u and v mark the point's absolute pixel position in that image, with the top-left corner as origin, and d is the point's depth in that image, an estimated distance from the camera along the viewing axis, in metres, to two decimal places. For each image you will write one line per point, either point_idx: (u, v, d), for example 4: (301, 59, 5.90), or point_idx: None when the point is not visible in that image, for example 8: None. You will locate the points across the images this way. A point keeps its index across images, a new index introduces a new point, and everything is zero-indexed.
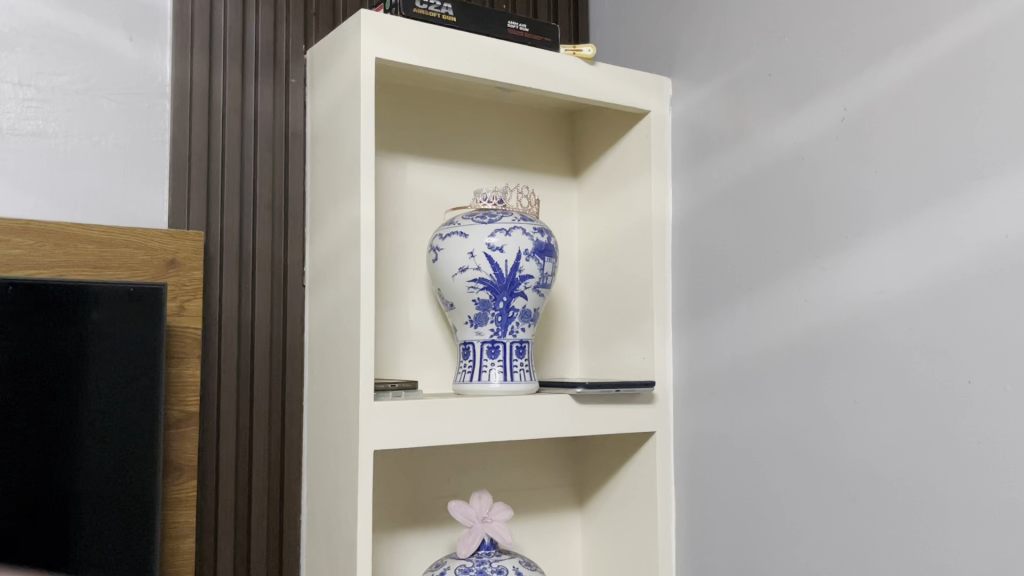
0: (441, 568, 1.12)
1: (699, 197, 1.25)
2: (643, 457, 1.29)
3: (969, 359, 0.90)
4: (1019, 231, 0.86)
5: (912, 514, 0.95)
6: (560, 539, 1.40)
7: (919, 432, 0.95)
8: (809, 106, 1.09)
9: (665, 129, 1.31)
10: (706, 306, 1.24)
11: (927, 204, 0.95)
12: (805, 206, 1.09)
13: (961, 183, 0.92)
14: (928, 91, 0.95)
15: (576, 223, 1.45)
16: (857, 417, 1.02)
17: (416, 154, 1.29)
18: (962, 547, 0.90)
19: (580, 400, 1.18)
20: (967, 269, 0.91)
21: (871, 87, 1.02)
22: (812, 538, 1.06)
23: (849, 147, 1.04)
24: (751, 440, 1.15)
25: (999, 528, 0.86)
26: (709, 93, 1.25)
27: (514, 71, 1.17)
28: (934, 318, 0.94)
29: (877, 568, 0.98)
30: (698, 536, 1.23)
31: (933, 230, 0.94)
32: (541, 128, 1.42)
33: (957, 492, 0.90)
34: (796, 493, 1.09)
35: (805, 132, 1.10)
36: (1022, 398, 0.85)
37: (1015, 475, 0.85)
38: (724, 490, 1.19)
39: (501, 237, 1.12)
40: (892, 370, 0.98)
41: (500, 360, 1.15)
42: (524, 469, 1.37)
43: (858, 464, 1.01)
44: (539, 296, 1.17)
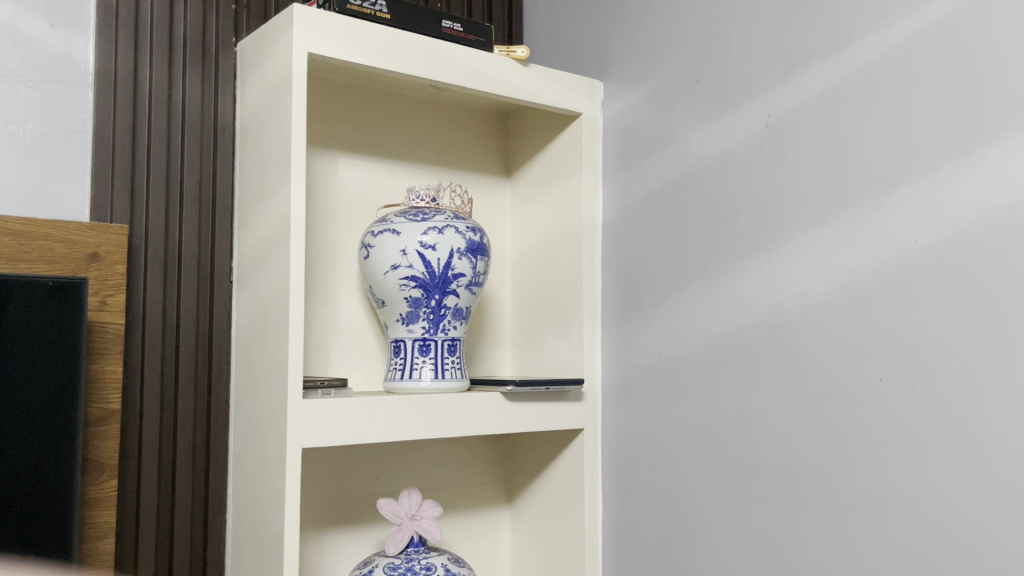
0: (369, 565, 1.11)
1: (629, 198, 1.28)
2: (571, 455, 1.31)
3: (881, 358, 0.94)
4: (929, 237, 0.91)
5: (827, 506, 0.99)
6: (489, 535, 1.41)
7: (834, 428, 0.99)
8: (733, 112, 1.13)
9: (597, 131, 1.33)
10: (634, 306, 1.26)
11: (845, 210, 0.99)
12: (729, 209, 1.13)
13: (876, 190, 0.96)
14: (846, 101, 0.99)
15: (509, 222, 1.46)
16: (776, 414, 1.05)
17: (348, 150, 1.28)
18: (873, 538, 0.94)
19: (510, 397, 1.19)
20: (880, 273, 0.95)
21: (793, 95, 1.05)
22: (732, 531, 1.10)
23: (771, 154, 1.08)
24: (676, 436, 1.18)
25: (907, 519, 0.91)
26: (640, 97, 1.27)
27: (449, 70, 1.17)
28: (849, 319, 0.98)
29: (793, 559, 1.02)
30: (624, 531, 1.25)
31: (849, 235, 0.98)
32: (475, 127, 1.43)
33: (869, 486, 0.95)
34: (718, 488, 1.12)
35: (730, 138, 1.13)
36: (929, 396, 0.90)
37: (922, 469, 0.90)
38: (650, 486, 1.22)
39: (434, 235, 1.13)
40: (810, 369, 1.02)
41: (432, 358, 1.15)
42: (453, 467, 1.38)
43: (777, 460, 1.05)
44: (471, 294, 1.18)
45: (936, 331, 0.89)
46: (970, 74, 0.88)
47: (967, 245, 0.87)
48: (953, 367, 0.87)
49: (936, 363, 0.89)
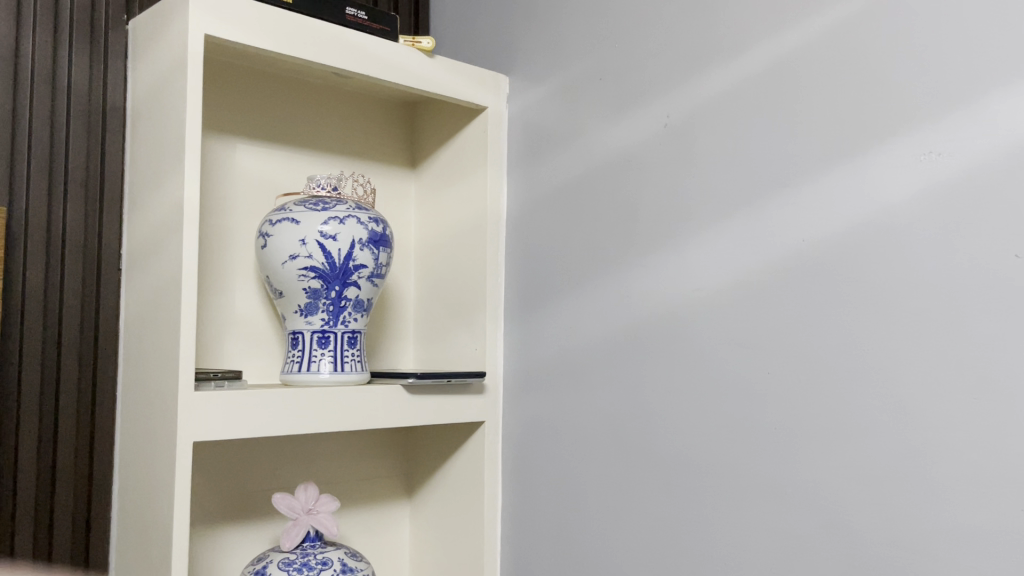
0: (264, 561, 1.09)
1: (534, 193, 1.29)
2: (472, 448, 1.31)
3: (770, 352, 0.98)
4: (815, 236, 0.95)
5: (717, 495, 1.02)
6: (387, 530, 1.40)
7: (724, 419, 1.02)
8: (635, 111, 1.15)
9: (502, 126, 1.34)
10: (536, 300, 1.27)
11: (739, 209, 1.02)
12: (630, 206, 1.15)
13: (768, 190, 0.99)
14: (743, 103, 1.03)
15: (413, 215, 1.45)
16: (671, 406, 1.08)
17: (246, 136, 1.25)
18: (759, 525, 0.98)
19: (411, 390, 1.18)
20: (771, 270, 0.98)
21: (692, 96, 1.08)
22: (627, 521, 1.12)
23: (670, 153, 1.10)
24: (575, 428, 1.20)
25: (791, 506, 0.95)
26: (545, 93, 1.28)
27: (354, 58, 1.15)
28: (739, 314, 1.01)
29: (684, 548, 1.05)
30: (524, 523, 1.26)
31: (741, 233, 1.02)
32: (379, 117, 1.42)
33: (757, 476, 0.98)
34: (614, 479, 1.14)
35: (631, 136, 1.15)
36: (813, 389, 0.94)
37: (807, 459, 0.94)
38: (549, 477, 1.23)
39: (334, 224, 1.11)
40: (701, 362, 1.05)
41: (331, 350, 1.14)
42: (352, 461, 1.36)
43: (671, 452, 1.07)
44: (372, 285, 1.16)
45: (821, 326, 0.93)
46: (856, 81, 0.92)
47: (851, 244, 0.92)
48: (837, 360, 0.92)
49: (821, 356, 0.93)
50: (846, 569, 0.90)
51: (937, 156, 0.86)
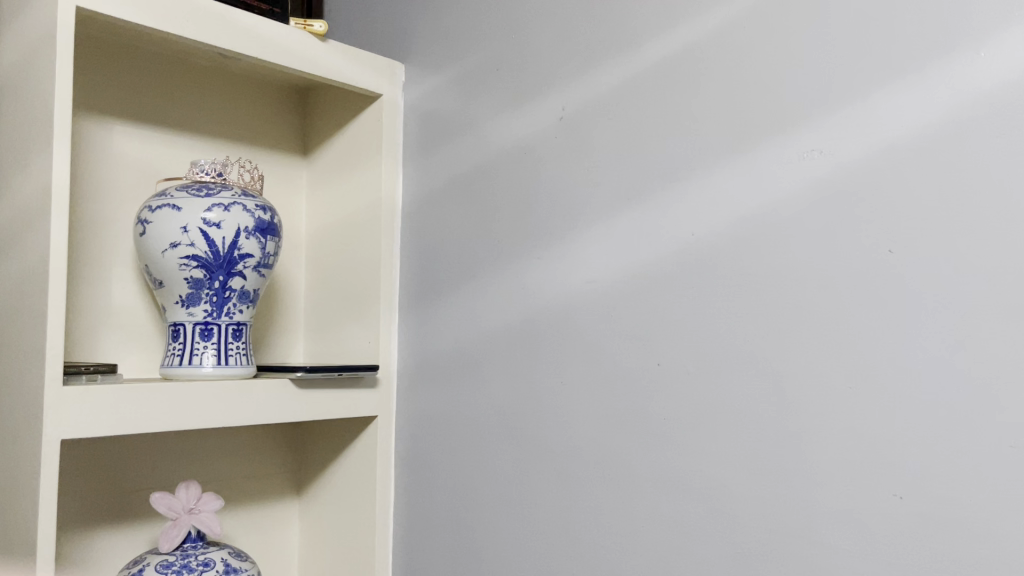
0: (140, 564, 1.04)
1: (429, 183, 1.27)
2: (363, 444, 1.28)
3: (659, 344, 0.99)
4: (704, 231, 0.96)
5: (606, 486, 1.03)
6: (274, 529, 1.36)
7: (615, 410, 1.03)
8: (530, 103, 1.15)
9: (397, 114, 1.32)
10: (430, 291, 1.25)
11: (631, 203, 1.03)
12: (524, 198, 1.14)
13: (659, 185, 1.01)
14: (637, 98, 1.04)
15: (304, 204, 1.41)
16: (563, 398, 1.08)
17: (125, 118, 1.18)
18: (648, 514, 0.99)
19: (299, 384, 1.15)
20: (661, 263, 1.00)
21: (587, 89, 1.08)
22: (520, 514, 1.11)
23: (565, 146, 1.10)
24: (469, 422, 1.18)
25: (679, 495, 0.96)
26: (441, 82, 1.26)
27: (242, 40, 1.11)
28: (630, 306, 1.02)
29: (576, 539, 1.05)
30: (415, 518, 1.24)
31: (633, 226, 1.03)
32: (268, 103, 1.37)
33: (645, 467, 1.00)
34: (506, 471, 1.13)
35: (527, 128, 1.15)
36: (701, 380, 0.95)
37: (694, 448, 0.96)
38: (442, 471, 1.21)
39: (218, 212, 1.07)
40: (594, 353, 1.05)
41: (214, 343, 1.09)
42: (236, 458, 1.32)
43: (562, 444, 1.08)
44: (259, 276, 1.13)
45: (708, 318, 0.95)
46: (745, 79, 0.94)
47: (737, 238, 0.94)
48: (723, 352, 0.94)
49: (708, 348, 0.95)
50: (731, 554, 0.92)
51: (818, 154, 0.89)
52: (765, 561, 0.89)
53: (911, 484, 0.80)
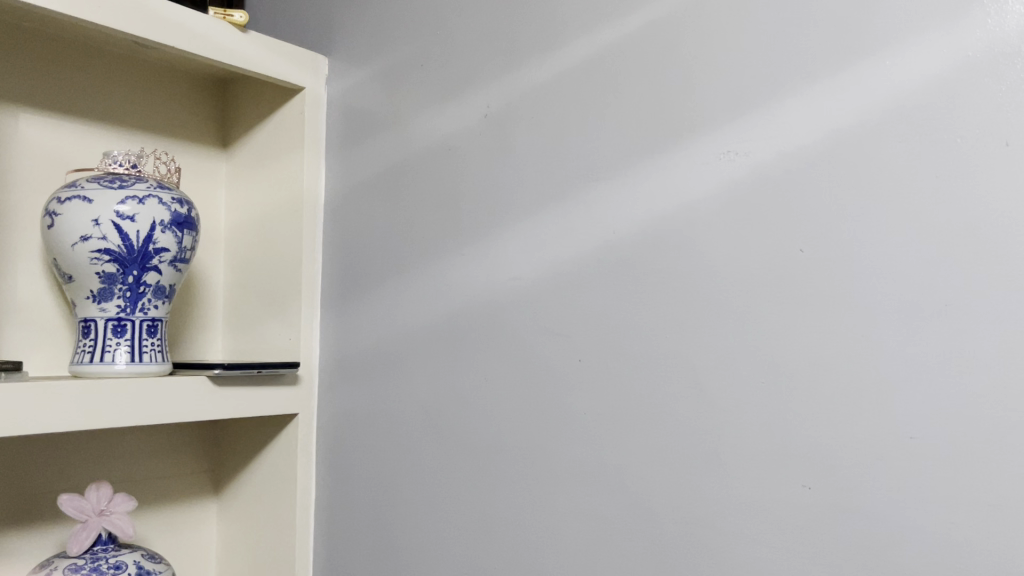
0: (47, 569, 1.01)
1: (352, 178, 1.25)
2: (283, 442, 1.26)
3: (580, 340, 1.01)
4: (625, 228, 0.98)
5: (527, 481, 1.04)
6: (188, 529, 1.33)
7: (536, 406, 1.04)
8: (455, 99, 1.15)
9: (320, 107, 1.30)
10: (353, 288, 1.24)
11: (554, 201, 1.04)
12: (449, 194, 1.14)
13: (582, 183, 1.02)
14: (561, 96, 1.05)
15: (223, 197, 1.38)
16: (486, 394, 1.08)
17: (32, 105, 1.14)
18: (568, 508, 1.00)
19: (217, 382, 1.12)
20: (583, 260, 1.01)
21: (512, 87, 1.09)
22: (442, 510, 1.11)
23: (489, 142, 1.11)
24: (392, 418, 1.17)
25: (599, 489, 0.98)
26: (366, 76, 1.25)
27: (158, 27, 1.08)
28: (552, 303, 1.03)
29: (497, 534, 1.06)
30: (336, 517, 1.23)
31: (556, 224, 1.04)
32: (186, 94, 1.34)
33: (566, 461, 1.01)
34: (428, 468, 1.13)
35: (451, 124, 1.15)
36: (621, 375, 0.97)
37: (614, 443, 0.97)
38: (364, 469, 1.20)
39: (132, 204, 1.03)
40: (516, 349, 1.06)
41: (128, 339, 1.06)
42: (151, 458, 1.28)
43: (484, 440, 1.08)
44: (175, 270, 1.10)
45: (629, 315, 0.97)
46: (665, 81, 0.96)
47: (657, 236, 0.96)
48: (643, 348, 0.96)
49: (628, 344, 0.97)
50: (648, 546, 0.94)
51: (735, 155, 0.91)
52: (680, 551, 0.92)
53: (820, 474, 0.84)
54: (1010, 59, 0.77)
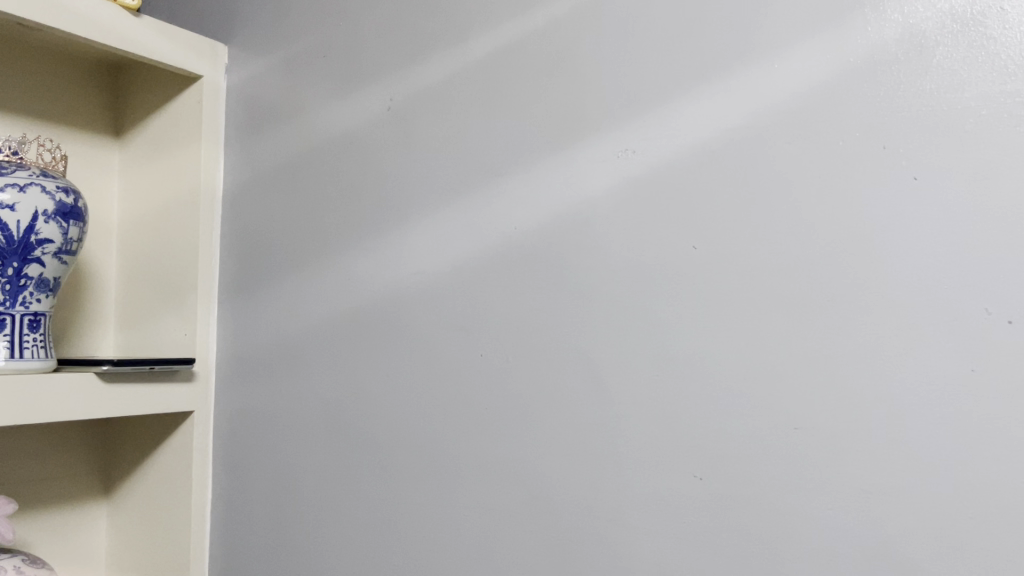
0: None
1: (252, 170, 1.23)
2: (177, 440, 1.23)
3: (481, 336, 1.01)
4: (526, 224, 0.99)
5: (427, 476, 1.03)
6: (76, 532, 1.28)
7: (436, 401, 1.03)
8: (356, 92, 1.13)
9: (219, 97, 1.27)
10: (252, 282, 1.21)
11: (456, 196, 1.04)
12: (350, 187, 1.13)
13: (483, 178, 1.02)
14: (463, 90, 1.05)
15: (116, 189, 1.34)
16: (386, 390, 1.07)
17: None
18: (468, 503, 1.00)
19: (106, 379, 1.09)
20: (484, 256, 1.01)
21: (414, 81, 1.08)
22: (342, 508, 1.10)
23: (391, 136, 1.10)
24: (291, 415, 1.15)
25: (498, 483, 0.98)
26: (267, 66, 1.23)
27: (41, 9, 1.04)
28: (453, 298, 1.03)
29: (397, 530, 1.05)
30: (234, 516, 1.20)
31: (457, 219, 1.03)
32: (75, 81, 1.30)
33: (465, 456, 1.01)
34: (328, 465, 1.11)
35: (353, 117, 1.13)
36: (521, 370, 0.98)
37: (513, 437, 0.98)
38: (262, 467, 1.18)
39: (12, 193, 0.99)
40: (417, 345, 1.05)
41: (8, 335, 1.01)
42: (34, 459, 1.24)
43: (385, 436, 1.07)
44: (60, 263, 1.05)
45: (529, 310, 0.98)
46: (565, 79, 0.97)
47: (556, 232, 0.97)
48: (542, 343, 0.97)
49: (527, 339, 0.98)
50: (546, 539, 0.95)
51: (632, 153, 0.93)
52: (578, 543, 0.93)
53: (710, 465, 0.86)
54: (888, 66, 0.80)
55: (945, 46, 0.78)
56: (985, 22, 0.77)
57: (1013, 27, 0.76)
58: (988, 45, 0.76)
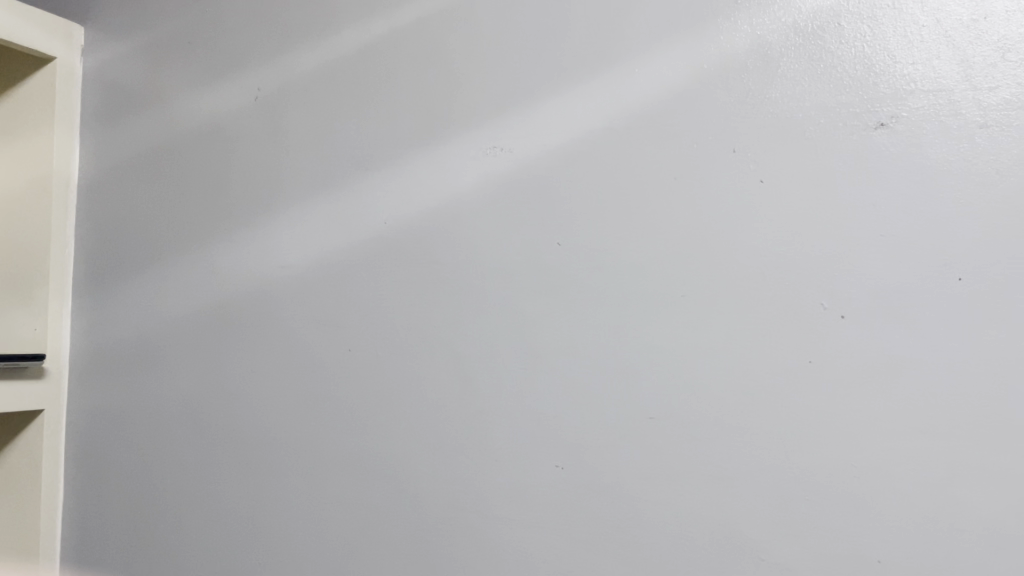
0: None
1: (110, 157, 1.18)
2: (26, 440, 1.16)
3: (349, 330, 1.00)
4: (396, 218, 0.99)
5: (294, 472, 1.02)
6: None
7: (304, 396, 1.02)
8: (223, 80, 1.10)
9: (74, 80, 1.21)
10: (110, 274, 1.16)
11: (324, 189, 1.03)
12: (216, 177, 1.10)
13: (353, 172, 1.02)
14: (333, 83, 1.04)
15: None
16: (252, 385, 1.05)
17: None
18: (335, 498, 0.99)
19: None
20: (353, 250, 1.01)
21: (283, 71, 1.07)
22: (205, 506, 1.07)
23: (258, 127, 1.08)
24: (152, 412, 1.11)
25: (365, 478, 0.98)
26: (127, 49, 1.18)
27: None
28: (321, 292, 1.02)
29: (262, 528, 1.03)
30: (90, 519, 1.15)
31: (326, 212, 1.02)
32: None
33: (332, 451, 1.00)
34: (192, 463, 1.08)
35: (219, 106, 1.10)
36: (389, 364, 0.98)
37: (380, 431, 0.98)
38: (120, 467, 1.13)
39: None
40: (284, 339, 1.04)
41: None
42: None
43: (250, 432, 1.05)
44: None
45: (398, 304, 0.98)
46: (436, 75, 0.98)
47: (425, 226, 0.97)
48: (410, 337, 0.97)
49: (396, 333, 0.98)
50: (412, 532, 0.95)
51: (500, 150, 0.94)
52: (443, 534, 0.94)
53: (571, 455, 0.88)
54: (738, 74, 0.85)
55: (789, 57, 0.83)
56: (824, 37, 0.82)
57: (848, 43, 0.81)
58: (826, 58, 0.82)
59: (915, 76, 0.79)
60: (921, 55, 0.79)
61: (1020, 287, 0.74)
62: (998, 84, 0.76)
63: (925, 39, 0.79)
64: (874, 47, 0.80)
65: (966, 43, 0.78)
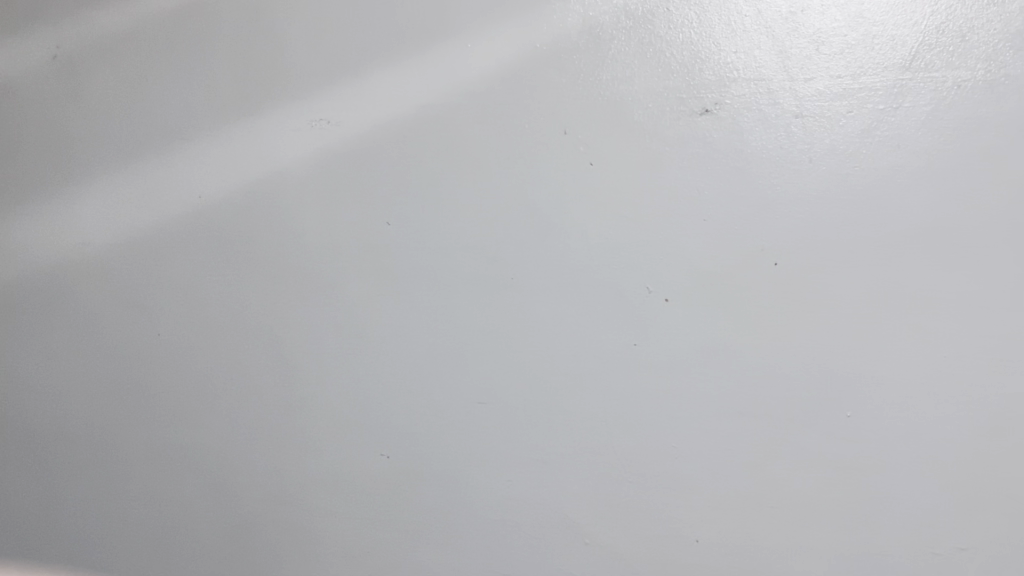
0: None
1: None
2: None
3: (158, 313, 0.93)
4: (212, 193, 0.92)
5: (95, 467, 0.94)
6: None
7: (106, 385, 0.94)
8: (14, 36, 0.99)
9: None
10: None
11: (131, 159, 0.94)
12: (6, 143, 0.99)
13: (163, 142, 0.94)
14: (140, 43, 0.95)
15: None
16: (49, 374, 0.96)
17: None
18: (143, 494, 0.92)
19: None
20: (164, 228, 0.93)
21: (83, 28, 0.97)
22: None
23: (55, 89, 0.98)
24: None
25: (176, 471, 0.91)
26: None
27: None
28: (127, 272, 0.94)
29: (60, 527, 0.95)
30: None
31: (133, 185, 0.94)
32: None
33: (138, 443, 0.92)
34: None
35: (9, 64, 0.99)
36: (202, 350, 0.91)
37: (192, 421, 0.91)
38: None
39: None
40: (85, 323, 0.95)
41: None
42: None
43: (46, 425, 0.96)
44: None
45: (213, 285, 0.91)
46: (256, 41, 0.91)
47: (243, 203, 0.91)
48: (226, 321, 0.91)
49: (210, 316, 0.91)
50: (227, 527, 0.90)
51: (324, 123, 0.89)
52: (262, 528, 0.89)
53: (396, 443, 0.85)
54: (570, 55, 0.83)
55: (620, 40, 0.83)
56: (653, 22, 0.82)
57: (676, 28, 0.82)
58: (655, 43, 0.82)
59: (736, 65, 0.80)
60: (743, 45, 0.80)
61: (830, 272, 0.77)
62: (813, 76, 0.79)
63: (747, 28, 0.80)
64: (699, 34, 0.81)
65: (784, 35, 0.80)
